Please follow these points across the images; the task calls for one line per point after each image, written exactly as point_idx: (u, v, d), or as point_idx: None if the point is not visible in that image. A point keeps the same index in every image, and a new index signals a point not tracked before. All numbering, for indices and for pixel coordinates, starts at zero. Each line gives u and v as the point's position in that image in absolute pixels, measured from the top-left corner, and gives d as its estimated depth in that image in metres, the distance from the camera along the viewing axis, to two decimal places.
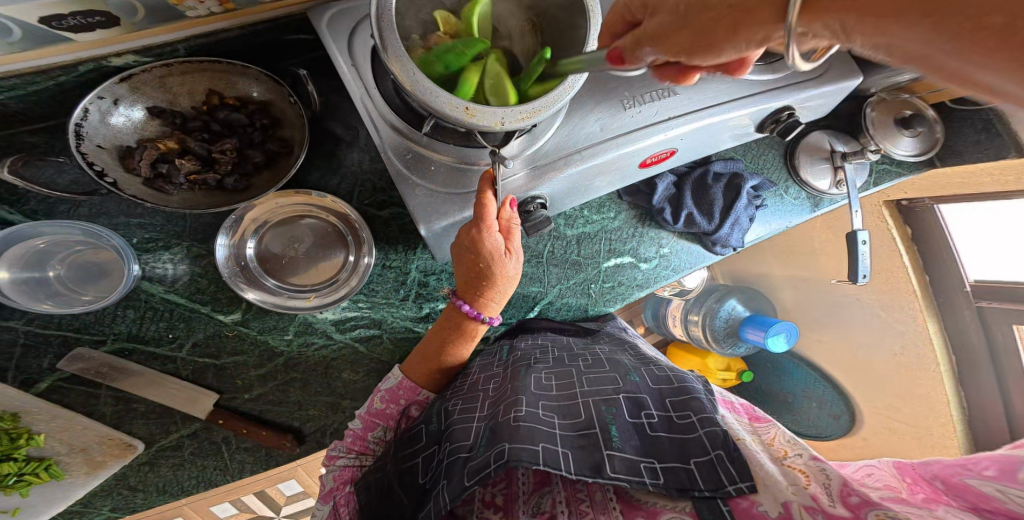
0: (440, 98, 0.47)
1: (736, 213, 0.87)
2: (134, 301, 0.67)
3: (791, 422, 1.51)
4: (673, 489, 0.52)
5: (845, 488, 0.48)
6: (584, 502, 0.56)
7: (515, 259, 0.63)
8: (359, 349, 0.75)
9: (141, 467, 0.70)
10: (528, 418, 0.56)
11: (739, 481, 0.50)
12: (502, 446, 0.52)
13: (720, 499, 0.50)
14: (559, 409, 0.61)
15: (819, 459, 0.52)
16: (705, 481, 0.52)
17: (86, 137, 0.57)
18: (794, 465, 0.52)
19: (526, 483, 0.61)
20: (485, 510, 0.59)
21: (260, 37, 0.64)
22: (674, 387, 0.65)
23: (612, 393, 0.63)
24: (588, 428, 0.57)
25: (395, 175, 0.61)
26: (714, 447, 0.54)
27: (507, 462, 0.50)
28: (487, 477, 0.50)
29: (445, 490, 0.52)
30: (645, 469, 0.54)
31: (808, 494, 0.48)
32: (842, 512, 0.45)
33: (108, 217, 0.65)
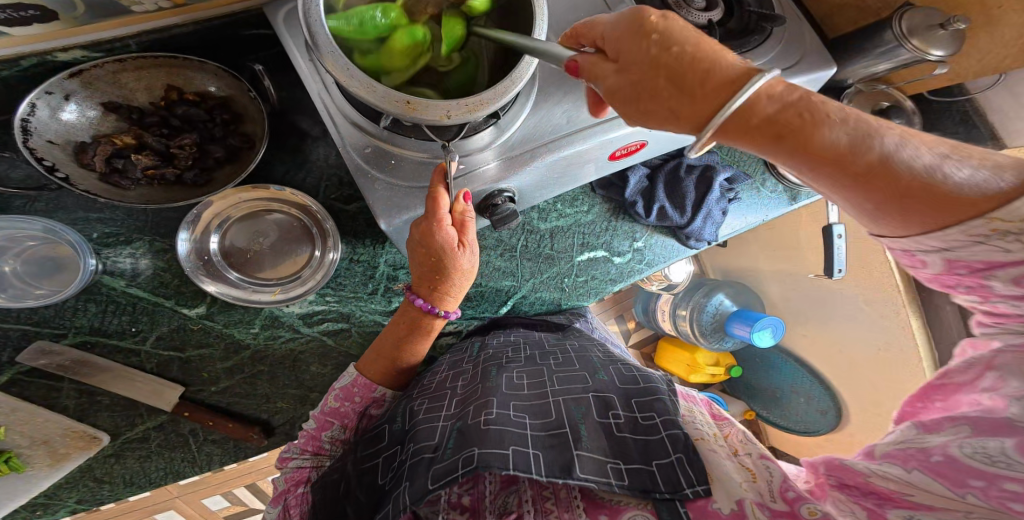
0: (381, 94, 0.47)
1: (707, 207, 0.87)
2: (95, 295, 0.67)
3: (780, 417, 1.53)
4: (636, 491, 0.51)
5: (784, 483, 0.46)
6: (548, 500, 0.55)
7: (470, 252, 0.63)
8: (326, 343, 0.76)
9: (106, 458, 0.71)
10: (498, 420, 0.57)
11: (697, 484, 0.50)
12: (471, 451, 0.52)
13: (678, 502, 0.49)
14: (529, 409, 0.61)
15: (767, 457, 0.51)
16: (664, 482, 0.51)
17: (35, 133, 0.57)
18: (746, 463, 0.51)
19: (492, 483, 0.59)
20: (451, 512, 0.58)
21: (216, 32, 0.64)
22: (640, 387, 0.65)
23: (580, 392, 0.64)
24: (558, 428, 0.57)
25: (355, 170, 0.62)
26: (675, 450, 0.54)
27: (475, 467, 0.50)
28: (453, 481, 0.50)
29: (407, 492, 0.52)
30: (612, 470, 0.52)
31: (757, 489, 0.47)
32: (781, 508, 0.44)
33: (66, 212, 0.66)
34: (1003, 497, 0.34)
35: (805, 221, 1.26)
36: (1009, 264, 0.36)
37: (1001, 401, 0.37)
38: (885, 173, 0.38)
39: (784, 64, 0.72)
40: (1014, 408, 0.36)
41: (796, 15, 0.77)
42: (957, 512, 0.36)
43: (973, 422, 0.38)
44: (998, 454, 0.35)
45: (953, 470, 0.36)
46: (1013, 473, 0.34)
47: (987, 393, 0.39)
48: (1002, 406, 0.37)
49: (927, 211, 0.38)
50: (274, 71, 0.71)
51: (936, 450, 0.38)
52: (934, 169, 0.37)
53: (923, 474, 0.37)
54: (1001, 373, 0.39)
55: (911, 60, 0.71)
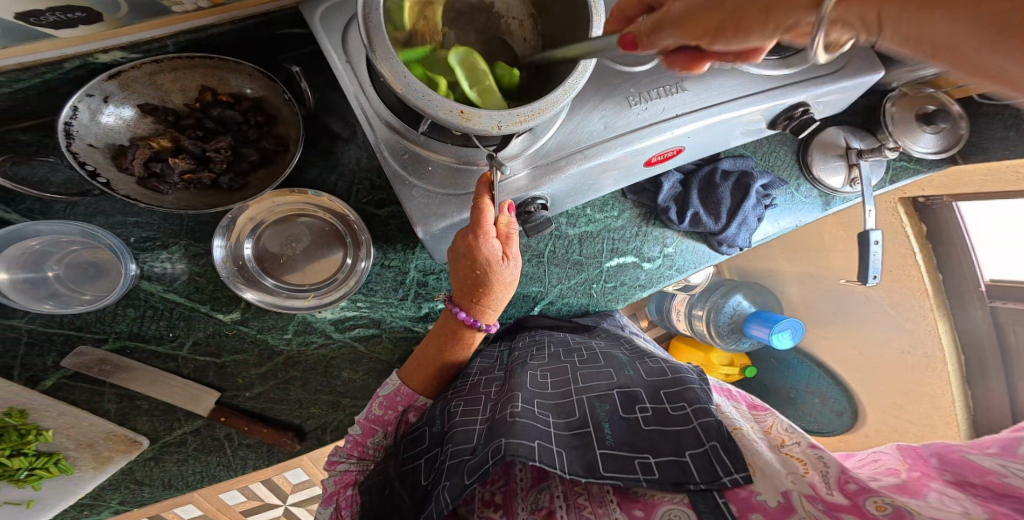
0: (435, 103, 0.46)
1: (743, 213, 0.85)
2: (134, 300, 0.66)
3: (795, 417, 1.49)
4: (669, 484, 0.50)
5: (841, 474, 0.47)
6: (582, 495, 0.55)
7: (513, 264, 0.61)
8: (358, 348, 0.75)
9: (146, 461, 0.71)
10: (524, 414, 0.55)
11: (734, 472, 0.49)
12: (499, 442, 0.51)
13: (716, 492, 0.49)
14: (554, 408, 0.60)
15: (817, 447, 0.51)
16: (699, 473, 0.50)
17: (77, 136, 0.56)
18: (793, 453, 0.51)
19: (524, 479, 0.59)
20: (485, 509, 0.58)
21: (252, 32, 0.63)
22: (669, 379, 0.64)
23: (606, 389, 0.63)
24: (582, 427, 0.57)
25: (392, 176, 0.60)
26: (709, 438, 0.53)
27: (503, 457, 0.49)
28: (485, 474, 0.50)
29: (445, 490, 0.52)
30: (641, 464, 0.52)
31: (807, 482, 0.47)
32: (840, 501, 0.44)
33: (105, 216, 0.64)
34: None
35: (831, 225, 1.27)
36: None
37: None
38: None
39: (832, 67, 0.70)
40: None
41: None
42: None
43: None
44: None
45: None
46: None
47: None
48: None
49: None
50: (304, 72, 0.69)
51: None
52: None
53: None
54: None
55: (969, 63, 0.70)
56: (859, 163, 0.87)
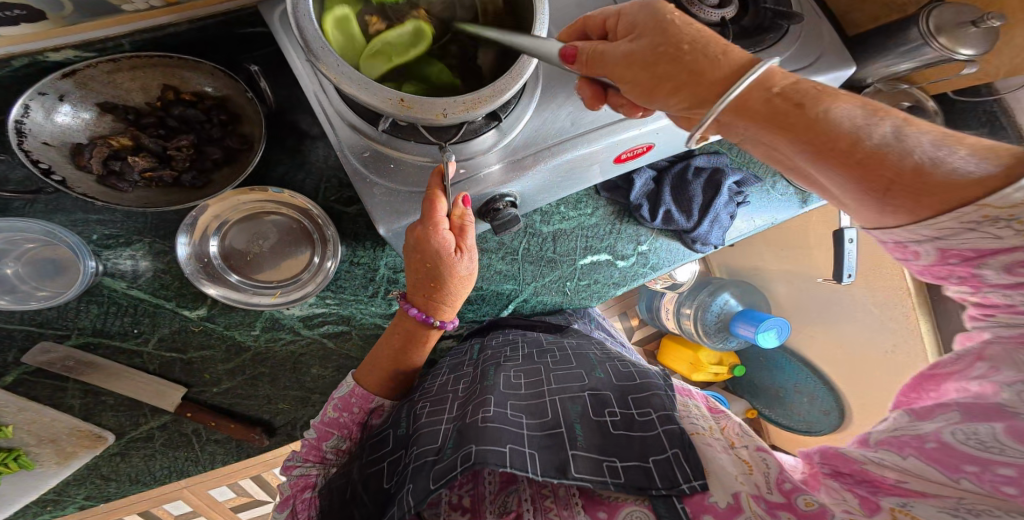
0: (375, 93, 0.45)
1: (715, 211, 0.85)
2: (97, 296, 0.67)
3: (784, 416, 1.52)
4: (633, 488, 0.50)
5: (782, 474, 0.45)
6: (548, 498, 0.54)
7: (469, 257, 0.62)
8: (327, 345, 0.75)
9: (112, 456, 0.72)
10: (496, 418, 0.55)
11: (693, 479, 0.48)
12: (469, 448, 0.51)
13: (676, 498, 0.48)
14: (527, 409, 0.60)
15: (763, 449, 0.49)
16: (661, 478, 0.50)
17: (30, 134, 0.56)
18: (741, 455, 0.50)
19: (492, 483, 0.59)
20: (453, 513, 0.58)
21: (212, 31, 0.63)
22: (637, 384, 0.64)
23: (577, 391, 0.63)
24: (555, 427, 0.57)
25: (352, 173, 0.60)
26: (672, 445, 0.52)
27: (472, 464, 0.49)
28: (453, 480, 0.50)
29: (410, 493, 0.52)
30: (608, 468, 0.52)
31: (754, 482, 0.46)
32: (778, 499, 0.43)
33: (66, 214, 0.65)
34: (997, 482, 0.34)
35: (815, 222, 1.24)
36: (1000, 252, 0.36)
37: (990, 386, 0.38)
38: (902, 164, 0.37)
39: (800, 64, 0.70)
40: (1005, 394, 0.37)
41: (814, 12, 0.73)
42: (951, 498, 0.36)
43: (964, 408, 0.38)
44: (990, 440, 0.35)
45: (947, 456, 0.36)
46: (1006, 458, 0.34)
47: (976, 379, 0.39)
48: (993, 391, 0.38)
49: (896, 203, 0.38)
50: (270, 71, 0.69)
51: (930, 436, 0.38)
52: (930, 159, 0.36)
53: (917, 459, 0.37)
54: (991, 362, 0.39)
55: (938, 60, 0.68)
56: None
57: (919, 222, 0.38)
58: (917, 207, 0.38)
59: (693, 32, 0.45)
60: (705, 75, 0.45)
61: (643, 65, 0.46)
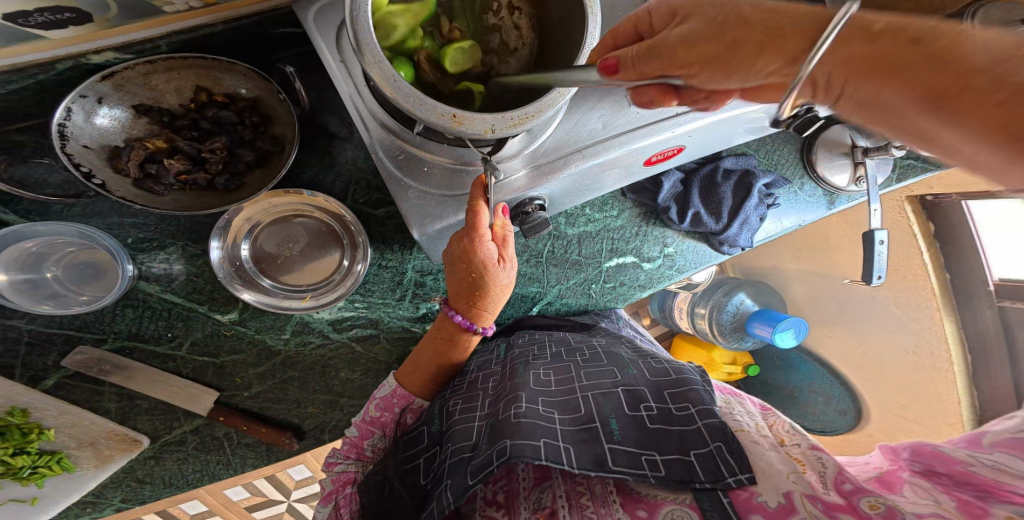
0: (426, 106, 0.45)
1: (745, 213, 0.84)
2: (132, 300, 0.67)
3: (797, 416, 1.50)
4: (674, 482, 0.50)
5: (839, 475, 0.47)
6: (585, 495, 0.54)
7: (509, 267, 0.61)
8: (356, 349, 0.75)
9: (147, 460, 0.72)
10: (530, 413, 0.55)
11: (739, 472, 0.49)
12: (504, 443, 0.51)
13: (720, 491, 0.48)
14: (559, 405, 0.59)
15: (817, 449, 0.50)
16: (704, 471, 0.50)
17: (71, 138, 0.56)
18: (793, 453, 0.50)
19: (526, 478, 0.59)
20: (487, 509, 0.58)
21: (246, 31, 0.62)
22: (672, 380, 0.63)
23: (610, 387, 0.62)
24: (588, 422, 0.56)
25: (387, 177, 0.60)
26: (713, 439, 0.52)
27: (508, 459, 0.49)
28: (490, 474, 0.49)
29: (450, 489, 0.51)
30: (646, 461, 0.52)
31: (807, 482, 0.46)
32: (835, 500, 0.44)
33: (102, 217, 0.64)
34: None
35: (837, 224, 1.25)
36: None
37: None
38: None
39: None
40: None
41: (852, 12, 0.72)
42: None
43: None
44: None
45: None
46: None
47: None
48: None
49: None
50: (301, 72, 0.69)
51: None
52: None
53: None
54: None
55: None
56: (865, 162, 0.86)
57: None
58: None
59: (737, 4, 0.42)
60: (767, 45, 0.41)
61: (703, 52, 0.43)
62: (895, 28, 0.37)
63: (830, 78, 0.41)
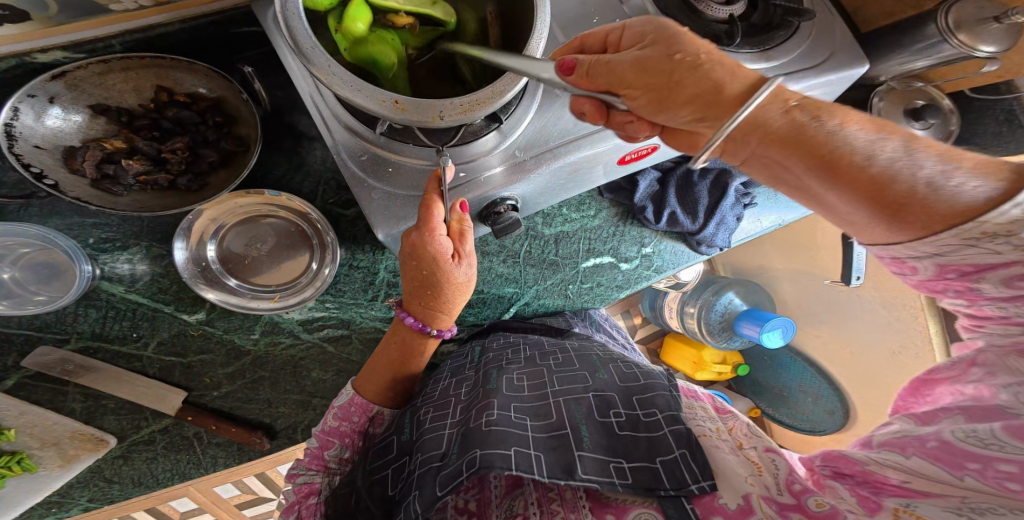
0: (368, 95, 0.44)
1: (721, 213, 0.83)
2: (95, 300, 0.66)
3: (788, 415, 1.50)
4: (640, 489, 0.48)
5: (790, 475, 0.44)
6: (555, 501, 0.52)
7: (467, 264, 0.61)
8: (327, 349, 0.75)
9: (115, 459, 0.72)
10: (501, 421, 0.54)
11: (701, 479, 0.47)
12: (474, 453, 0.49)
13: (683, 498, 0.46)
14: (530, 411, 0.58)
15: (772, 450, 0.48)
16: (668, 478, 0.48)
17: (20, 139, 0.55)
18: (750, 456, 0.48)
19: (497, 486, 0.57)
20: (458, 517, 0.57)
21: (205, 30, 0.61)
22: (641, 385, 0.62)
23: (581, 392, 0.61)
24: (560, 429, 0.55)
25: (350, 178, 0.59)
26: (679, 446, 0.51)
27: (478, 470, 0.48)
28: (459, 485, 0.48)
29: (417, 500, 0.50)
30: (615, 469, 0.50)
31: (763, 483, 0.45)
32: (789, 500, 0.42)
33: (62, 217, 0.64)
34: (1000, 478, 0.34)
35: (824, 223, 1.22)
36: (1002, 266, 0.37)
37: (986, 389, 0.40)
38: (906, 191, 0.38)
39: (814, 60, 0.67)
40: (1004, 396, 0.38)
41: (827, 9, 0.70)
42: (954, 498, 0.35)
43: (966, 411, 0.39)
44: (989, 437, 0.36)
45: (949, 454, 0.37)
46: (1006, 455, 0.34)
47: (971, 383, 0.41)
48: (991, 394, 0.39)
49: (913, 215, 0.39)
50: (266, 72, 0.68)
51: (931, 437, 0.39)
52: (935, 181, 0.38)
53: (921, 459, 0.38)
54: (986, 368, 0.41)
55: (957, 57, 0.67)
56: None
57: (924, 239, 0.39)
58: (928, 222, 0.38)
59: (695, 49, 0.43)
60: (723, 91, 0.43)
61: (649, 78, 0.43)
62: (805, 107, 0.42)
63: (741, 142, 0.45)
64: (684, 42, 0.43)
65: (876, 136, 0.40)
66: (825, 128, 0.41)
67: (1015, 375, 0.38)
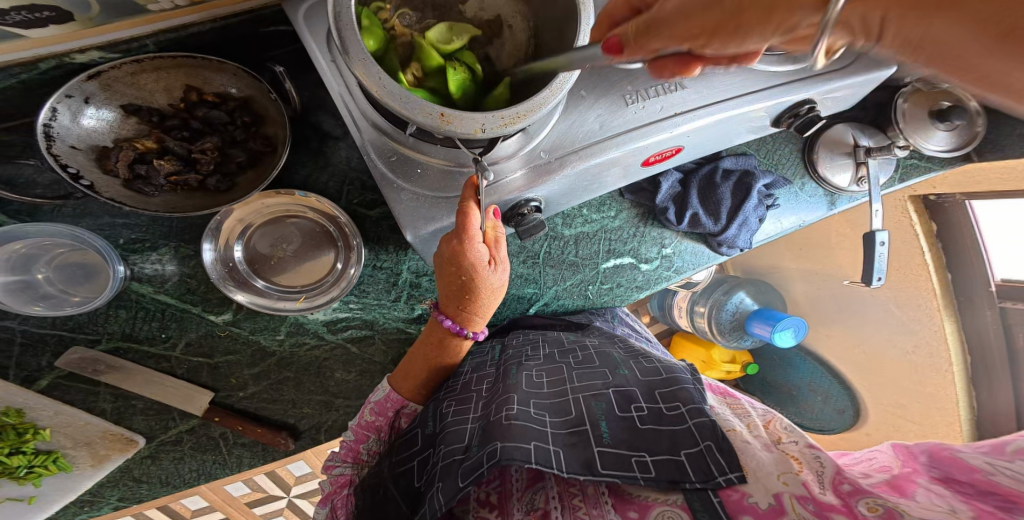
0: (414, 105, 0.44)
1: (744, 214, 0.83)
2: (125, 301, 0.66)
3: (798, 416, 1.47)
4: (664, 482, 0.48)
5: (837, 475, 0.45)
6: (576, 497, 0.52)
7: (501, 269, 0.61)
8: (351, 350, 0.75)
9: (143, 459, 0.72)
10: (521, 416, 0.54)
11: (728, 472, 0.47)
12: (495, 445, 0.49)
13: (710, 491, 0.47)
14: (550, 407, 0.58)
15: (815, 448, 0.48)
16: (695, 472, 0.48)
17: (58, 138, 0.55)
18: (788, 451, 0.48)
19: (519, 480, 0.56)
20: (481, 510, 0.55)
21: (234, 29, 0.61)
22: (663, 378, 0.62)
23: (601, 388, 0.60)
24: (579, 425, 0.55)
25: (379, 179, 0.59)
26: (704, 438, 0.51)
27: (499, 461, 0.47)
28: (480, 478, 0.48)
29: (439, 492, 0.50)
30: (636, 463, 0.50)
31: (800, 482, 0.44)
32: (831, 501, 0.42)
33: (93, 218, 0.64)
34: None
35: (839, 224, 1.22)
36: None
37: None
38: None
39: (840, 63, 0.67)
40: None
41: None
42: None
43: None
44: None
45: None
46: None
47: None
48: None
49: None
50: (293, 70, 0.68)
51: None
52: None
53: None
54: None
55: None
56: (867, 162, 0.84)
57: None
58: None
59: None
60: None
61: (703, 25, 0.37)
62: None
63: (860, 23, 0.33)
64: None
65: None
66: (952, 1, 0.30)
67: None
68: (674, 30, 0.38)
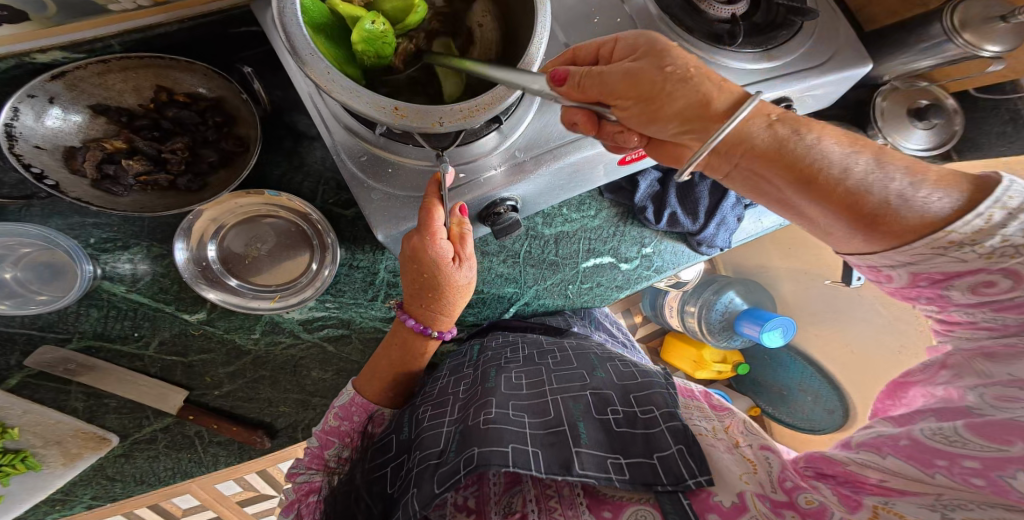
0: (366, 101, 0.44)
1: (722, 213, 0.84)
2: (97, 300, 0.67)
3: (786, 414, 1.48)
4: (638, 484, 0.48)
5: (782, 472, 0.44)
6: (553, 498, 0.52)
7: (468, 267, 0.61)
8: (327, 349, 0.75)
9: (117, 458, 0.73)
10: (498, 419, 0.54)
11: (698, 475, 0.46)
12: (472, 451, 0.49)
13: (681, 494, 0.46)
14: (529, 408, 0.58)
15: (768, 448, 0.48)
16: (666, 474, 0.48)
17: (20, 138, 0.55)
18: (746, 454, 0.48)
19: (497, 484, 0.55)
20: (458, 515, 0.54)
21: (202, 30, 0.61)
22: (639, 382, 0.62)
23: (579, 390, 0.60)
24: (557, 425, 0.54)
25: (350, 179, 0.59)
26: (677, 441, 0.51)
27: (475, 467, 0.48)
28: (457, 483, 0.48)
29: (415, 498, 0.51)
30: (612, 465, 0.50)
31: (759, 481, 0.44)
32: (781, 498, 0.42)
33: (63, 217, 0.64)
34: (966, 474, 0.34)
35: None
36: None
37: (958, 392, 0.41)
38: (879, 204, 0.40)
39: (816, 60, 0.66)
40: (971, 399, 0.39)
41: (829, 6, 0.70)
42: (929, 495, 0.36)
43: (938, 413, 0.40)
44: (954, 435, 0.37)
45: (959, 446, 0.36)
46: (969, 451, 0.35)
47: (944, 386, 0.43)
48: (959, 396, 0.40)
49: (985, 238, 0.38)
50: (264, 70, 0.68)
51: (902, 436, 0.39)
52: (896, 199, 0.40)
53: (896, 458, 0.38)
54: (956, 371, 0.43)
55: (961, 58, 0.66)
56: None
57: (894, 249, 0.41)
58: (902, 233, 0.40)
59: (683, 62, 0.43)
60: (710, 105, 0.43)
61: (637, 91, 0.43)
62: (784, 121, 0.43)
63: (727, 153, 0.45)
64: (672, 57, 0.44)
65: (847, 150, 0.42)
66: (805, 142, 0.42)
67: (981, 378, 0.40)
68: (611, 90, 0.44)
